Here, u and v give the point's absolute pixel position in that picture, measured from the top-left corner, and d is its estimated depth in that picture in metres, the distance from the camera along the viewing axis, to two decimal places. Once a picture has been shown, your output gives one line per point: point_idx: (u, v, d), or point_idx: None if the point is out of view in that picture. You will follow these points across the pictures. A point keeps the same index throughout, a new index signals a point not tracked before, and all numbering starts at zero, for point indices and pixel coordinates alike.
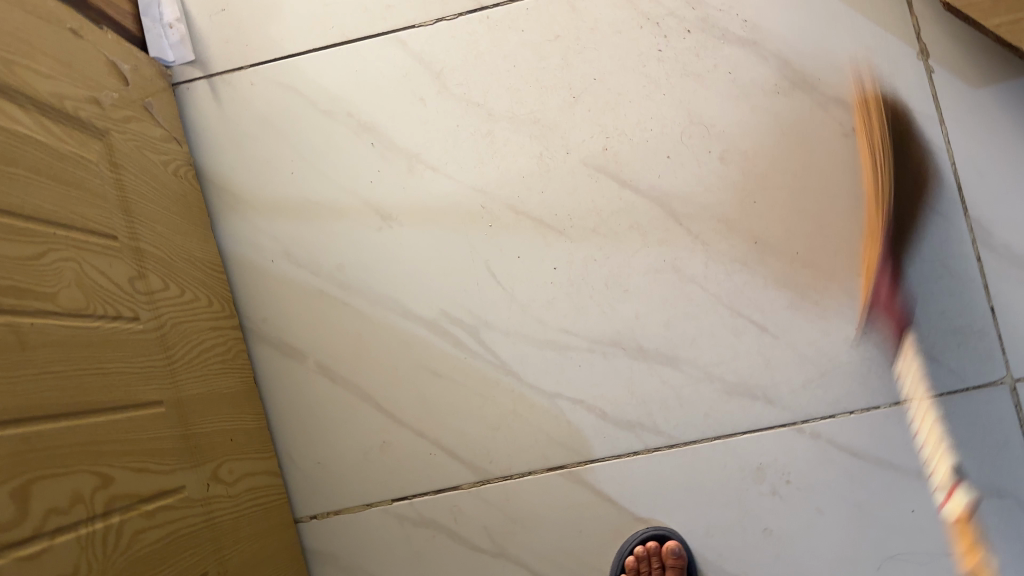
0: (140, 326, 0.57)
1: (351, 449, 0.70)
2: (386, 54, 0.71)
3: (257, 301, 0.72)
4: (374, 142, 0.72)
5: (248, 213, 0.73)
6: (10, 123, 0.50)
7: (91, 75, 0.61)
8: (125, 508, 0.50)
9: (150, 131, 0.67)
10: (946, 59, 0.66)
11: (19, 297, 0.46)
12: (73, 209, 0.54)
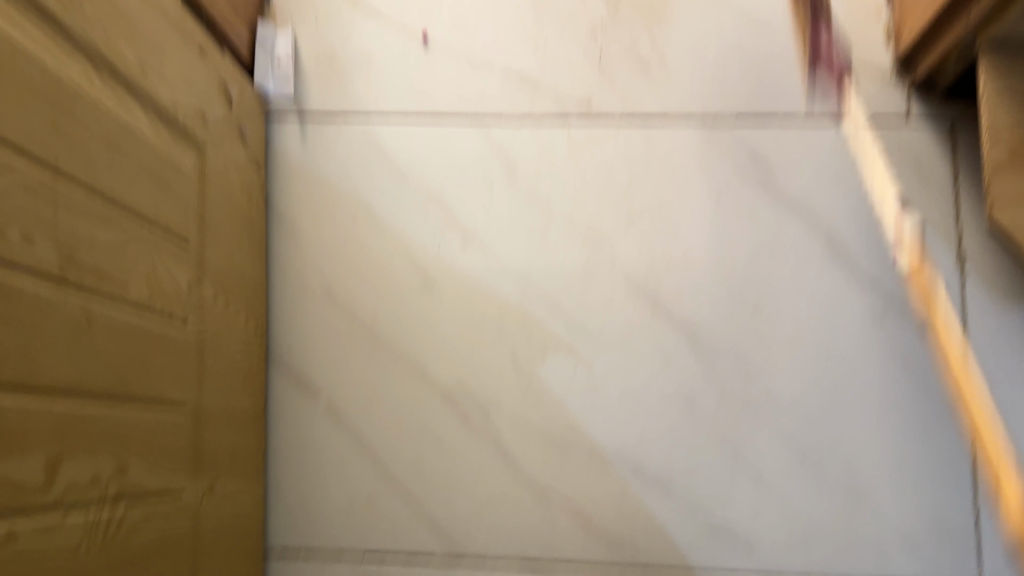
0: (186, 330, 0.56)
1: (337, 495, 0.71)
2: (469, 136, 0.76)
3: (285, 329, 0.73)
4: (437, 210, 0.75)
5: (302, 244, 0.75)
6: (129, 119, 0.50)
7: (205, 90, 0.62)
8: (131, 500, 0.48)
9: (240, 153, 0.69)
10: (980, 268, 0.71)
11: (99, 281, 0.45)
12: (161, 209, 0.54)
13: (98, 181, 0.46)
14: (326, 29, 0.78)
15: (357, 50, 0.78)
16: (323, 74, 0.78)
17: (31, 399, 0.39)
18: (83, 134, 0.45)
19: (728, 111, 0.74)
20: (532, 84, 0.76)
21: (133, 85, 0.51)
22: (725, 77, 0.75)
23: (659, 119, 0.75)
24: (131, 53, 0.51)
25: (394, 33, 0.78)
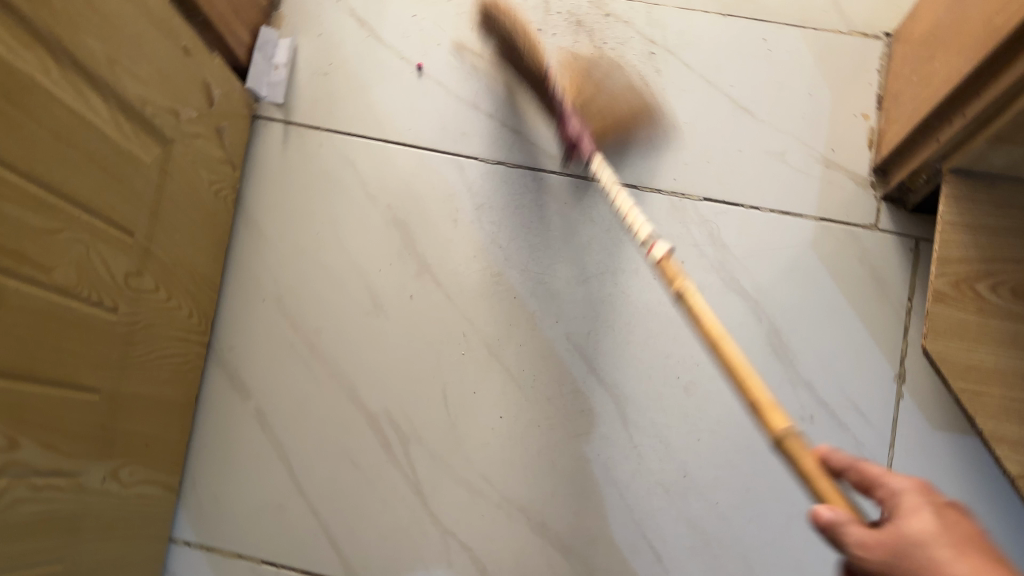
0: (115, 318, 0.58)
1: (248, 498, 0.72)
2: (443, 170, 0.78)
3: (231, 327, 0.76)
4: (398, 237, 0.76)
5: (263, 249, 0.77)
6: (86, 112, 0.52)
7: (183, 89, 0.64)
8: (17, 477, 0.49)
9: (214, 153, 0.71)
10: (918, 390, 0.70)
11: (19, 263, 0.47)
12: (106, 199, 0.56)
13: (36, 169, 0.48)
14: (327, 44, 0.80)
15: (352, 69, 0.80)
16: (316, 86, 0.80)
17: None
18: (27, 122, 0.47)
19: (696, 191, 0.75)
20: (513, 131, 0.78)
21: (96, 79, 0.53)
22: (701, 158, 0.76)
23: (629, 187, 0.76)
24: (101, 49, 0.53)
25: (391, 58, 0.80)
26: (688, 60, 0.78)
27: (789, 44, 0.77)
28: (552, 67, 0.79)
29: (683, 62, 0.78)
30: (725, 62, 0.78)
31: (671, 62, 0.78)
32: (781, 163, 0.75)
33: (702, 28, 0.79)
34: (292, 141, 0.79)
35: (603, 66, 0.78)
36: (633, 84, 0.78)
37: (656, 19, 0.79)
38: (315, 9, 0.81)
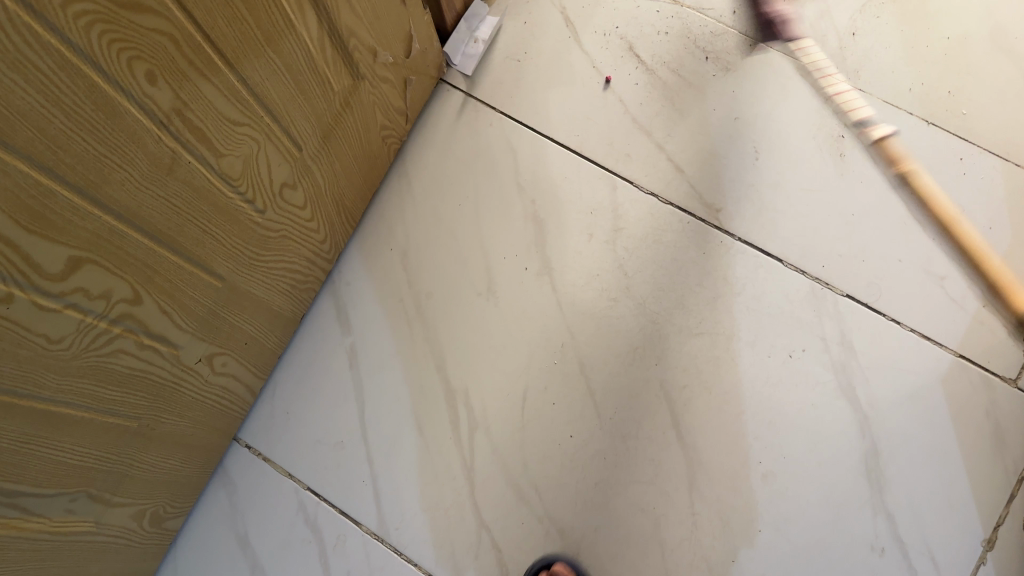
0: (259, 219, 0.61)
1: (315, 426, 0.75)
2: (596, 185, 0.78)
3: (353, 265, 0.79)
4: (532, 233, 0.78)
5: (406, 204, 0.80)
6: (301, 28, 0.55)
7: (388, 34, 0.67)
8: (128, 330, 0.53)
9: (393, 100, 0.74)
10: (1004, 563, 0.65)
11: (197, 140, 0.51)
12: (289, 111, 0.59)
13: (240, 63, 0.51)
14: (529, 34, 0.83)
15: (545, 65, 0.82)
16: (506, 69, 0.82)
17: (84, 204, 0.44)
18: (249, 19, 0.50)
19: (841, 285, 0.73)
20: (676, 168, 0.77)
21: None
22: (856, 254, 0.73)
23: (773, 259, 0.74)
24: None
25: (583, 64, 0.81)
26: None
27: (984, 170, 0.74)
28: (737, 118, 0.78)
29: (870, 155, 0.75)
30: None
31: (857, 151, 0.76)
32: (937, 286, 0.72)
33: (900, 127, 0.76)
34: (466, 112, 0.82)
35: (786, 133, 0.77)
36: (811, 160, 0.76)
37: None
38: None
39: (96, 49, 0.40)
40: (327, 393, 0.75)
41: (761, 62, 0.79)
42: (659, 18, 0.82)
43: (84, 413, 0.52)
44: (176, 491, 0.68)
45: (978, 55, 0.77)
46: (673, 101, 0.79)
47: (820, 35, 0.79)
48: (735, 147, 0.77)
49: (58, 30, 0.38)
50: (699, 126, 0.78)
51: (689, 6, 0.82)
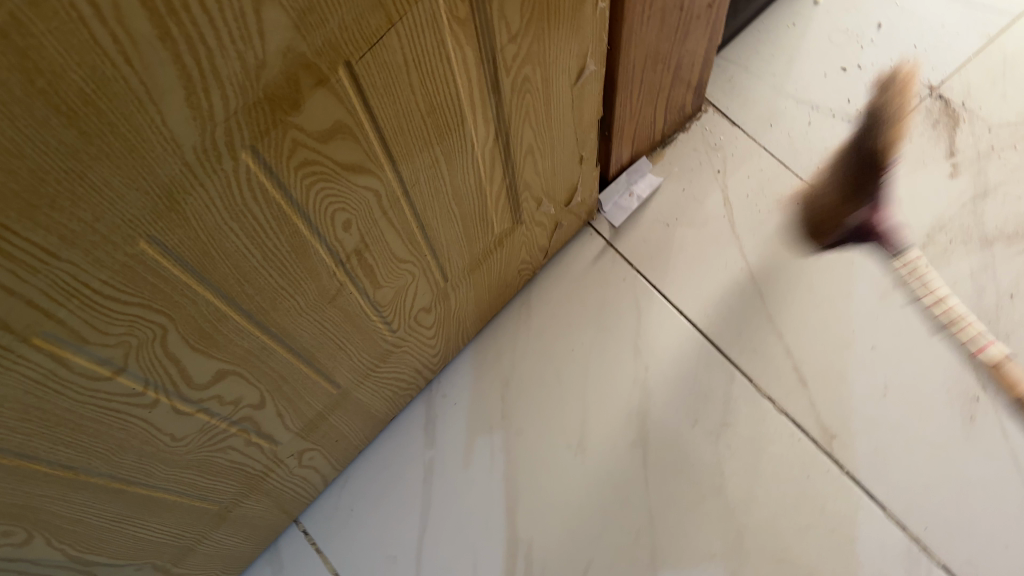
0: (388, 336, 0.61)
1: (376, 532, 0.74)
2: (714, 372, 0.76)
3: (454, 381, 0.78)
4: (638, 402, 0.76)
5: (521, 334, 0.80)
6: (485, 183, 0.56)
7: (556, 185, 0.68)
8: (242, 429, 0.53)
9: (540, 240, 0.74)
10: None
11: (363, 275, 0.51)
12: (449, 249, 0.59)
13: (424, 211, 0.52)
14: (685, 201, 0.82)
15: (692, 235, 0.81)
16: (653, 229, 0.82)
17: (248, 326, 0.45)
18: (444, 177, 0.51)
19: (941, 553, 0.69)
20: (800, 381, 0.75)
21: (509, 158, 0.57)
22: (964, 526, 0.69)
23: (876, 504, 0.71)
24: (529, 139, 0.57)
25: (730, 246, 0.80)
26: (1008, 429, 0.72)
27: None
28: (873, 348, 0.75)
29: (1003, 429, 0.72)
30: None
31: (991, 420, 0.72)
32: None
33: None
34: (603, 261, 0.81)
35: (921, 377, 0.74)
36: (938, 412, 0.73)
37: (1001, 370, 0.73)
38: (695, 168, 0.84)
39: (311, 203, 0.41)
40: (396, 504, 0.75)
41: (911, 297, 0.77)
42: (817, 223, 0.80)
43: (175, 497, 0.53)
44: (227, 564, 0.68)
45: None
46: (811, 312, 0.77)
47: (978, 287, 0.76)
48: (864, 377, 0.75)
49: (285, 188, 0.39)
50: (832, 343, 0.76)
51: (851, 219, 0.80)
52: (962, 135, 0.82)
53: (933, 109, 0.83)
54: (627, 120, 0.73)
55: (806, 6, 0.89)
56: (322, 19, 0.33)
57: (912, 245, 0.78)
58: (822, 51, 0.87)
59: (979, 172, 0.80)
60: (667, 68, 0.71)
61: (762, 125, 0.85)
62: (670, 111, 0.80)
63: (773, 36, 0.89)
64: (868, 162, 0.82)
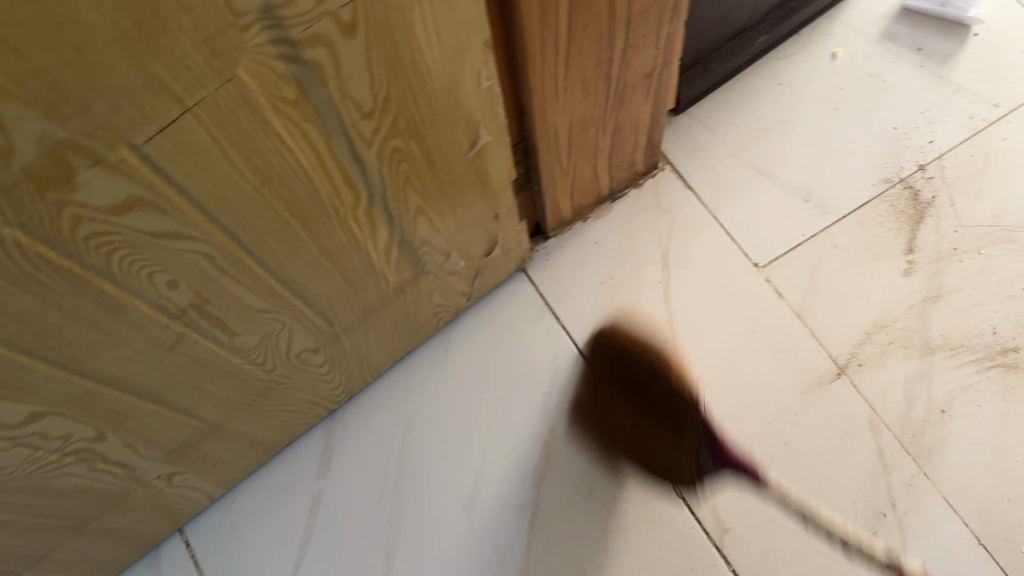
0: (263, 376, 0.60)
1: (254, 554, 0.74)
2: (618, 444, 0.74)
3: (360, 412, 0.78)
4: (537, 462, 0.74)
5: (433, 375, 0.79)
6: (366, 240, 0.55)
7: (467, 239, 0.66)
8: (80, 457, 0.53)
9: (458, 286, 0.73)
10: None
11: (211, 325, 0.50)
12: (329, 300, 0.58)
13: (283, 267, 0.51)
14: (623, 262, 0.81)
15: (625, 299, 0.79)
16: (600, 273, 0.81)
17: (62, 373, 0.45)
18: (304, 239, 0.50)
19: None
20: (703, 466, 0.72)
21: (393, 218, 0.55)
22: None
23: None
24: (416, 201, 0.55)
25: (660, 314, 0.78)
26: (911, 552, 0.68)
27: None
28: (786, 444, 0.72)
29: (902, 550, 0.68)
30: None
31: (893, 540, 0.68)
32: None
33: (950, 536, 0.68)
34: (678, 274, 0.79)
35: (828, 483, 0.71)
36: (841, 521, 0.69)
37: (914, 488, 0.70)
38: (641, 228, 0.82)
39: (115, 268, 0.40)
40: (278, 530, 0.75)
41: (837, 396, 0.73)
42: (755, 304, 0.77)
43: (8, 517, 0.53)
44: (96, 567, 0.69)
45: None
46: (730, 396, 0.75)
47: (909, 397, 0.73)
48: (772, 473, 0.72)
49: (74, 256, 0.38)
50: (745, 432, 0.73)
51: (790, 304, 0.77)
52: (921, 230, 0.78)
53: (900, 199, 0.79)
54: (558, 175, 0.71)
55: (789, 70, 0.85)
56: (84, 108, 0.32)
57: (848, 340, 0.75)
58: (796, 122, 0.83)
59: (935, 274, 0.76)
60: (603, 129, 0.68)
61: (717, 194, 0.82)
62: (616, 166, 0.77)
63: (749, 97, 0.85)
64: (819, 247, 0.78)
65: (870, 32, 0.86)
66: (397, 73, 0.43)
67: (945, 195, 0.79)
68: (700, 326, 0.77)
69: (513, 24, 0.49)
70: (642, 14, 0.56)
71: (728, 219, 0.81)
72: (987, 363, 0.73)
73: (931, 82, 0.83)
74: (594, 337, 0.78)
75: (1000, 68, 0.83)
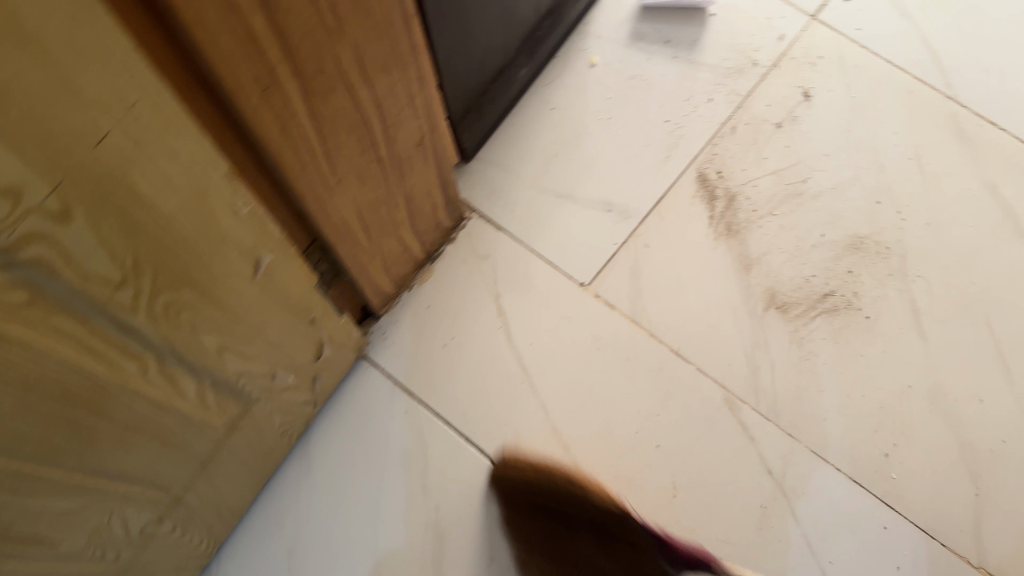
0: (108, 566, 0.56)
1: None
2: (504, 500, 0.73)
3: (236, 556, 0.74)
4: (431, 545, 0.72)
5: (303, 493, 0.75)
6: (172, 397, 0.52)
7: (290, 353, 0.64)
8: None
9: (298, 398, 0.70)
10: None
11: (23, 546, 0.46)
12: (154, 467, 0.55)
13: (85, 459, 0.47)
14: (459, 319, 0.80)
15: (471, 354, 0.79)
16: (440, 336, 0.80)
17: None
18: (98, 425, 0.46)
19: None
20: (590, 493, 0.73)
21: (195, 366, 0.52)
22: None
23: None
24: (215, 342, 0.53)
25: (508, 359, 0.78)
26: (798, 511, 0.71)
27: (903, 542, 0.70)
28: (658, 446, 0.74)
29: (791, 511, 0.71)
30: (830, 533, 0.71)
31: (779, 505, 0.72)
32: None
33: (827, 484, 0.72)
34: (515, 314, 0.80)
35: (708, 471, 0.73)
36: (729, 503, 0.72)
37: (784, 451, 0.73)
38: (467, 281, 0.81)
39: None
40: None
41: (691, 386, 0.76)
42: (593, 322, 0.79)
43: None
44: None
45: (913, 413, 0.74)
46: (596, 418, 0.76)
47: (753, 365, 0.76)
48: (654, 480, 0.73)
49: None
50: (619, 448, 0.74)
51: (623, 312, 0.79)
52: (719, 209, 0.82)
53: (692, 185, 0.83)
54: (365, 259, 0.70)
55: (558, 91, 0.88)
56: None
57: (683, 330, 0.78)
58: (579, 138, 0.86)
59: (742, 243, 0.81)
60: (394, 203, 0.68)
61: (527, 227, 0.83)
62: (422, 230, 0.77)
63: (530, 127, 0.87)
64: (633, 250, 0.81)
65: (621, 36, 0.90)
66: (138, 238, 0.40)
67: (730, 169, 0.83)
68: (549, 357, 0.78)
69: (255, 143, 0.48)
70: (390, 94, 0.56)
71: (545, 248, 0.82)
72: (812, 312, 0.78)
73: (687, 69, 0.87)
74: (454, 400, 0.77)
75: (742, 40, 0.88)
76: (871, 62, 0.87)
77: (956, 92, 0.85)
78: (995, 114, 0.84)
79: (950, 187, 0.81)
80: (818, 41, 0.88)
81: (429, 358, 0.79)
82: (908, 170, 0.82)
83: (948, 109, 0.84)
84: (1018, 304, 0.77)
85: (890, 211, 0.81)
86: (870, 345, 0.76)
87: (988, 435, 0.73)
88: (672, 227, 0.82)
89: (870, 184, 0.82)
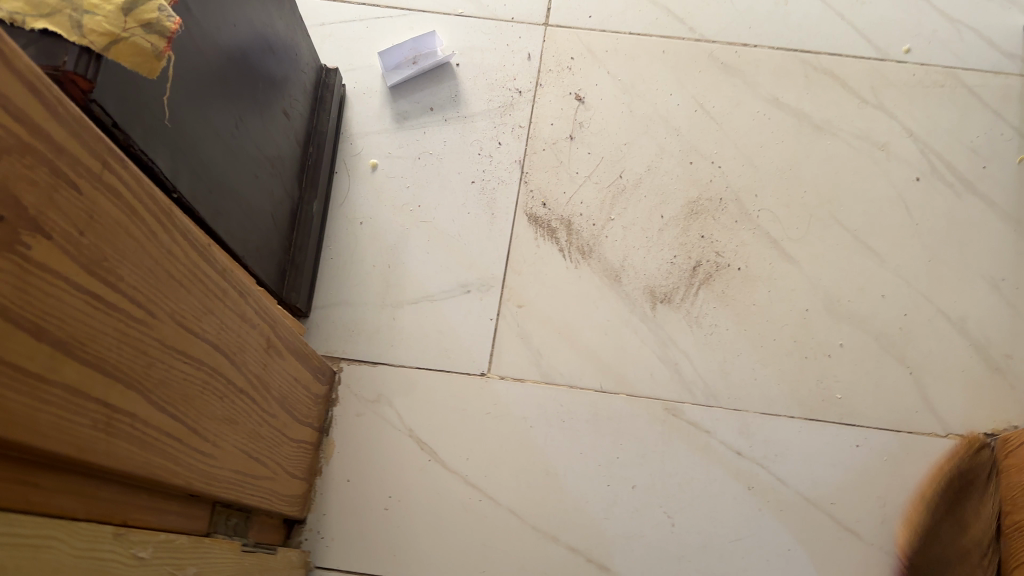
0: None
1: None
2: None
3: None
4: None
5: None
6: None
7: None
8: None
9: None
10: None
11: None
12: None
13: None
14: (386, 475, 0.74)
15: (417, 502, 0.73)
16: (377, 502, 0.73)
17: None
18: None
19: None
20: (600, 566, 0.71)
21: None
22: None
23: None
24: None
25: (454, 485, 0.74)
26: (781, 474, 0.72)
27: (880, 448, 0.73)
28: (634, 486, 0.73)
29: (776, 478, 0.72)
30: (818, 477, 0.72)
31: (764, 478, 0.72)
32: None
33: (792, 435, 0.74)
34: (437, 440, 0.75)
35: (688, 484, 0.73)
36: (722, 502, 0.72)
37: (742, 426, 0.74)
38: (372, 433, 0.76)
39: None
40: None
41: (631, 415, 0.75)
42: (512, 406, 0.76)
43: None
44: None
45: (823, 331, 0.77)
46: (565, 493, 0.73)
47: (672, 365, 0.76)
48: (647, 520, 0.72)
49: None
50: (601, 509, 0.72)
51: (534, 380, 0.76)
52: (563, 240, 0.81)
53: (527, 230, 0.81)
54: (272, 483, 0.62)
55: (356, 206, 0.83)
56: None
57: (596, 368, 0.76)
58: (401, 240, 0.82)
59: (600, 259, 0.80)
60: (273, 415, 0.61)
61: (400, 349, 0.78)
62: (306, 415, 0.70)
63: (349, 252, 0.82)
64: (510, 318, 0.79)
65: (385, 124, 0.86)
66: None
67: (553, 197, 0.82)
68: (491, 463, 0.74)
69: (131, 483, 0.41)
70: (225, 331, 0.50)
71: (429, 361, 0.78)
72: (693, 289, 0.79)
73: (463, 125, 0.86)
74: (425, 556, 0.72)
75: (496, 75, 0.88)
76: (617, 41, 0.89)
77: (701, 32, 0.88)
78: (742, 36, 0.88)
79: (742, 119, 0.84)
80: (562, 44, 0.88)
81: (378, 529, 0.73)
82: (701, 121, 0.85)
83: (703, 51, 0.87)
84: (850, 192, 0.81)
85: (705, 164, 0.83)
86: (755, 291, 0.78)
87: (889, 317, 0.77)
88: (533, 278, 0.80)
89: (676, 149, 0.84)
